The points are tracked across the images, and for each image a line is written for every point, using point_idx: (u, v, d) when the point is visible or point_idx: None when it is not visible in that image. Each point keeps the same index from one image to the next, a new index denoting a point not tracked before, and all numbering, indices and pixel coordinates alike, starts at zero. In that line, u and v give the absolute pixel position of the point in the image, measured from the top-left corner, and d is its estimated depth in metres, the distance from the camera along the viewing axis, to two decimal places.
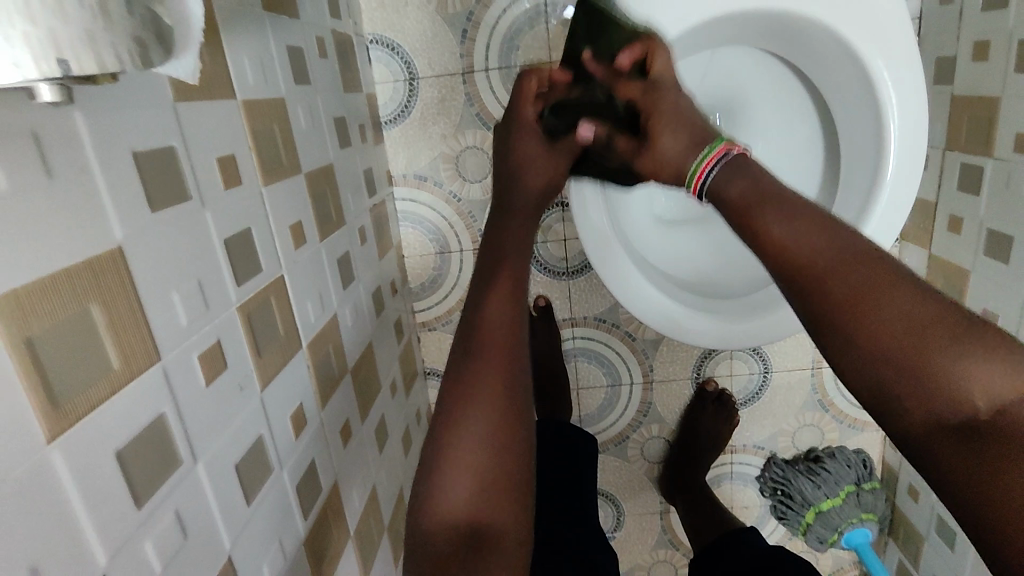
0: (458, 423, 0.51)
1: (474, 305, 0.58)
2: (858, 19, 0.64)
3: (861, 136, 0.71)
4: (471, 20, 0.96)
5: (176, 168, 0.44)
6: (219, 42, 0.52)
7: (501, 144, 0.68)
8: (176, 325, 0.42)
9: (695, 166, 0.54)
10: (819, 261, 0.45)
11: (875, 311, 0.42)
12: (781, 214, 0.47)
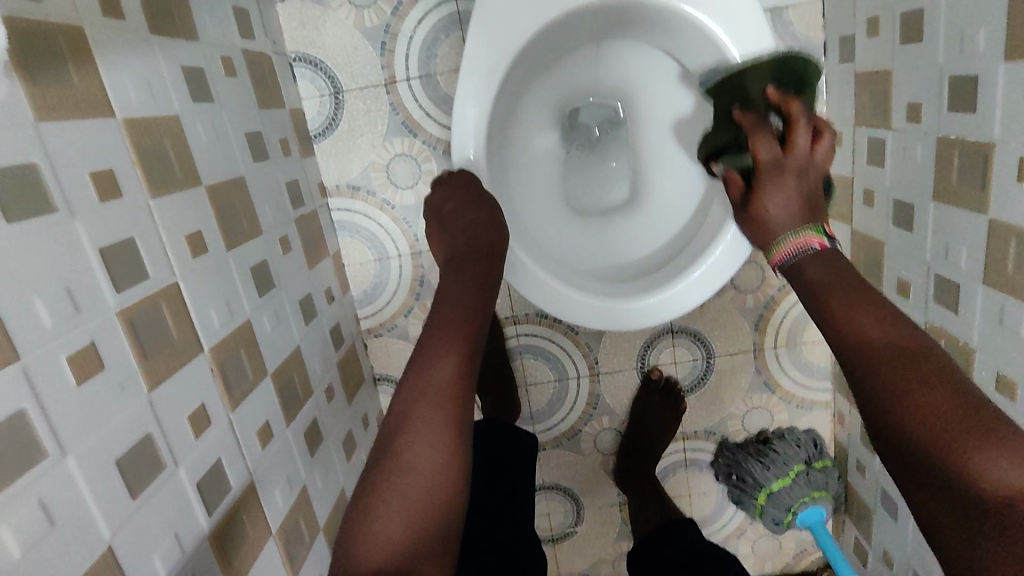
0: (413, 431, 0.58)
1: (427, 362, 0.62)
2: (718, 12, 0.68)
3: None
4: (389, 32, 0.99)
5: (39, 184, 0.47)
6: (94, 66, 0.55)
7: (444, 188, 0.76)
8: (39, 327, 0.45)
9: (784, 240, 0.60)
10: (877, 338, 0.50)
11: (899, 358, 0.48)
12: (879, 363, 0.49)
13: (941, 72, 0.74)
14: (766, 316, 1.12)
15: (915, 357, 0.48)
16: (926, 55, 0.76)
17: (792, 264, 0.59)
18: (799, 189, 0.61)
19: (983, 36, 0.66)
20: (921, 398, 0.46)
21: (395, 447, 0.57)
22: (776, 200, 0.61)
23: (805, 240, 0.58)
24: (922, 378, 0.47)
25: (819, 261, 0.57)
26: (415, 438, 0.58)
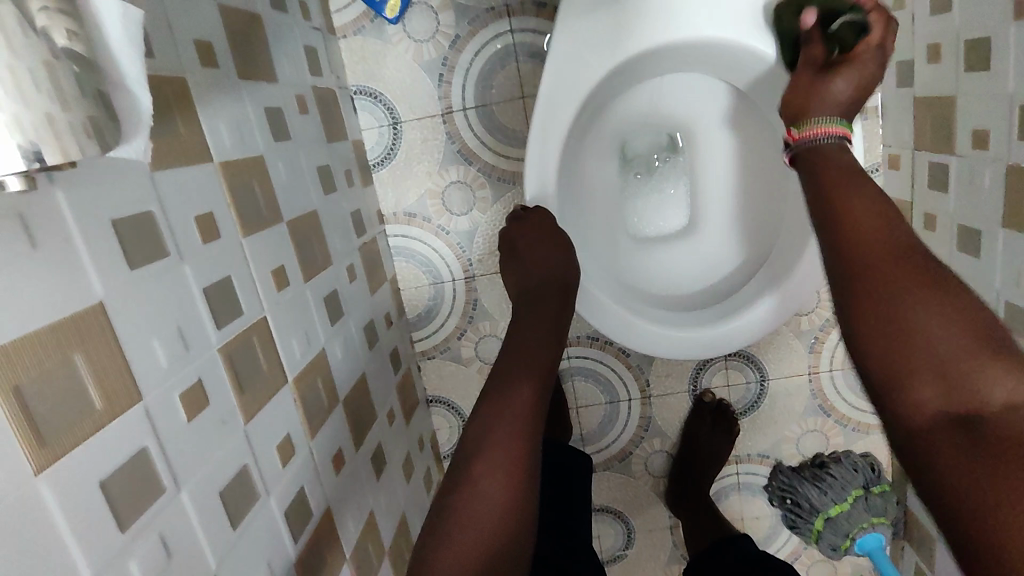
0: (486, 459, 0.60)
1: (499, 396, 0.66)
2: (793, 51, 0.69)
3: None
4: (446, 64, 1.01)
5: (154, 232, 0.50)
6: (195, 114, 0.58)
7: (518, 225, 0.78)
8: (157, 367, 0.48)
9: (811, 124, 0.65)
10: (872, 238, 0.53)
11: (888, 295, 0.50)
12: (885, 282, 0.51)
13: (1011, 101, 0.73)
14: (821, 338, 1.11)
15: (908, 269, 0.51)
16: (995, 82, 0.75)
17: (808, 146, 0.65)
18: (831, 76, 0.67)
19: None
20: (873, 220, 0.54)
21: (471, 475, 0.60)
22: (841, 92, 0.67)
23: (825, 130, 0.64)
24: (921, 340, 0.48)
25: (837, 152, 0.62)
26: (486, 470, 0.60)
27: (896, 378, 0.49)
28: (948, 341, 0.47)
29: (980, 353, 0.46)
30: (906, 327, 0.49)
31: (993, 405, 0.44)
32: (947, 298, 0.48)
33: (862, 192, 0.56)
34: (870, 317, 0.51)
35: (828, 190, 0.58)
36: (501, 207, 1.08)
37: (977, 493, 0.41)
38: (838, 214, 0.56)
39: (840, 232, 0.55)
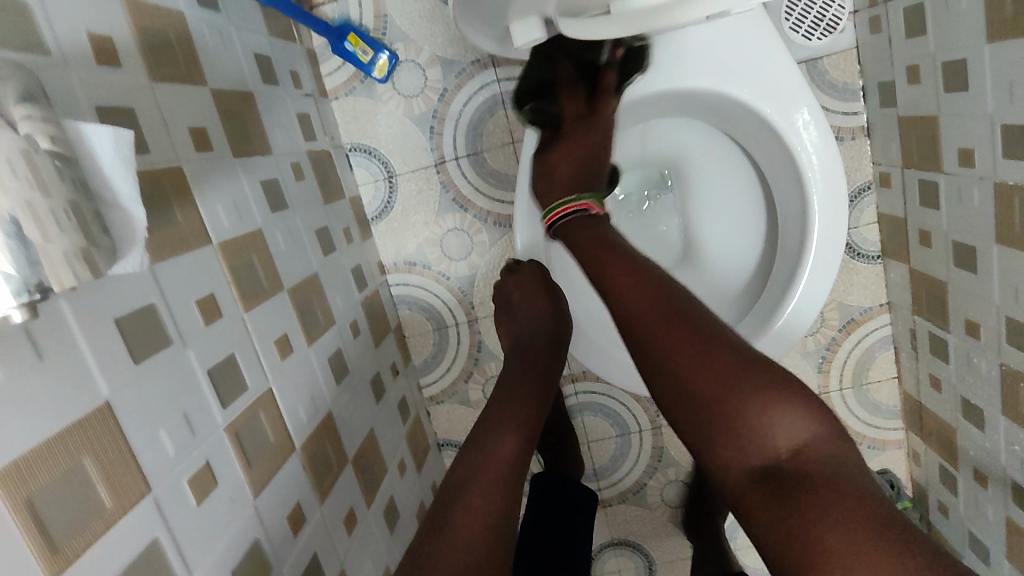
0: (465, 500, 0.55)
1: (491, 435, 0.61)
2: (767, 92, 0.71)
3: (787, 185, 0.76)
4: (436, 117, 1.04)
5: (156, 322, 0.52)
6: (192, 201, 0.61)
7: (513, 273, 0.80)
8: (165, 456, 0.49)
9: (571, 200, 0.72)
10: (638, 310, 0.57)
11: (680, 356, 0.53)
12: (685, 340, 0.54)
13: (991, 120, 0.74)
14: (828, 357, 1.11)
15: (682, 327, 0.54)
16: (975, 103, 0.76)
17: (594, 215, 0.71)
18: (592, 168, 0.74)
19: None
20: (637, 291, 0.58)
21: (446, 518, 0.53)
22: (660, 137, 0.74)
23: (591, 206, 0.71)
24: (722, 399, 0.51)
25: (583, 229, 0.68)
26: (466, 511, 0.54)
27: (699, 425, 0.51)
28: (714, 386, 0.51)
29: (744, 393, 0.50)
30: (688, 385, 0.52)
31: (779, 448, 0.48)
32: (700, 349, 0.53)
33: (630, 268, 0.61)
34: (664, 376, 0.54)
35: (605, 267, 0.62)
36: (498, 250, 1.09)
37: (782, 534, 0.45)
38: (619, 276, 0.60)
39: (618, 298, 0.59)
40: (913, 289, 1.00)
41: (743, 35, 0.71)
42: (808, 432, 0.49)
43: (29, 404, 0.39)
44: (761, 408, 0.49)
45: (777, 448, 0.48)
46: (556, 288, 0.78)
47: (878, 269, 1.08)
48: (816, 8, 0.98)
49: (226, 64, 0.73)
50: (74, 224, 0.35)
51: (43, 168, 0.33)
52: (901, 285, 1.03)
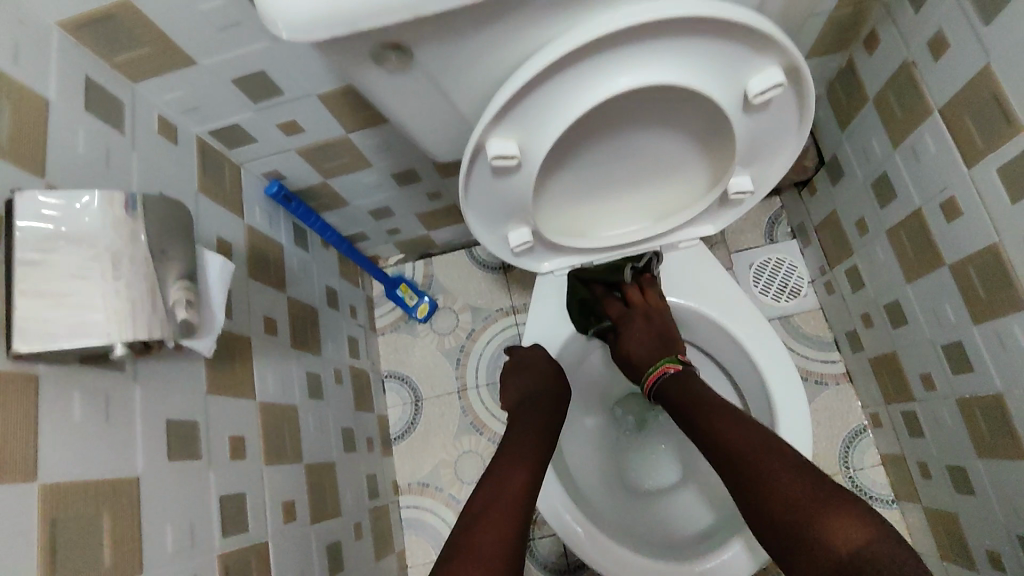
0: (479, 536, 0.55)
1: (491, 474, 0.63)
2: (711, 297, 0.79)
3: (748, 383, 0.80)
4: (463, 350, 1.22)
5: (194, 439, 0.62)
6: (250, 366, 0.75)
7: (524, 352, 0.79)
8: (163, 552, 0.54)
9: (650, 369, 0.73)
10: (724, 430, 0.61)
11: (757, 468, 0.56)
12: (746, 456, 0.58)
13: (934, 345, 0.85)
14: None
15: (753, 443, 0.58)
16: (916, 333, 0.88)
17: (675, 375, 0.70)
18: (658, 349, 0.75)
19: (951, 311, 0.79)
20: (732, 425, 0.61)
21: (455, 552, 0.54)
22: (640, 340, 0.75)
23: (663, 367, 0.72)
24: (822, 498, 0.52)
25: (680, 384, 0.69)
26: (473, 547, 0.54)
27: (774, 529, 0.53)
28: (787, 502, 0.53)
29: (801, 508, 0.52)
30: (776, 492, 0.54)
31: (839, 547, 0.48)
32: (775, 460, 0.56)
33: (726, 412, 0.62)
34: (740, 483, 0.57)
35: (696, 409, 0.65)
36: None
37: None
38: (697, 407, 0.65)
39: (698, 425, 0.63)
40: (932, 532, 0.96)
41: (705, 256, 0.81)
42: (871, 532, 0.48)
43: (85, 449, 0.49)
44: (838, 524, 0.50)
45: (835, 543, 0.49)
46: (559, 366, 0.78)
47: (895, 515, 1.05)
48: (779, 277, 1.19)
49: (303, 284, 0.96)
50: (161, 297, 0.50)
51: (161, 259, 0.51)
52: (921, 529, 0.99)
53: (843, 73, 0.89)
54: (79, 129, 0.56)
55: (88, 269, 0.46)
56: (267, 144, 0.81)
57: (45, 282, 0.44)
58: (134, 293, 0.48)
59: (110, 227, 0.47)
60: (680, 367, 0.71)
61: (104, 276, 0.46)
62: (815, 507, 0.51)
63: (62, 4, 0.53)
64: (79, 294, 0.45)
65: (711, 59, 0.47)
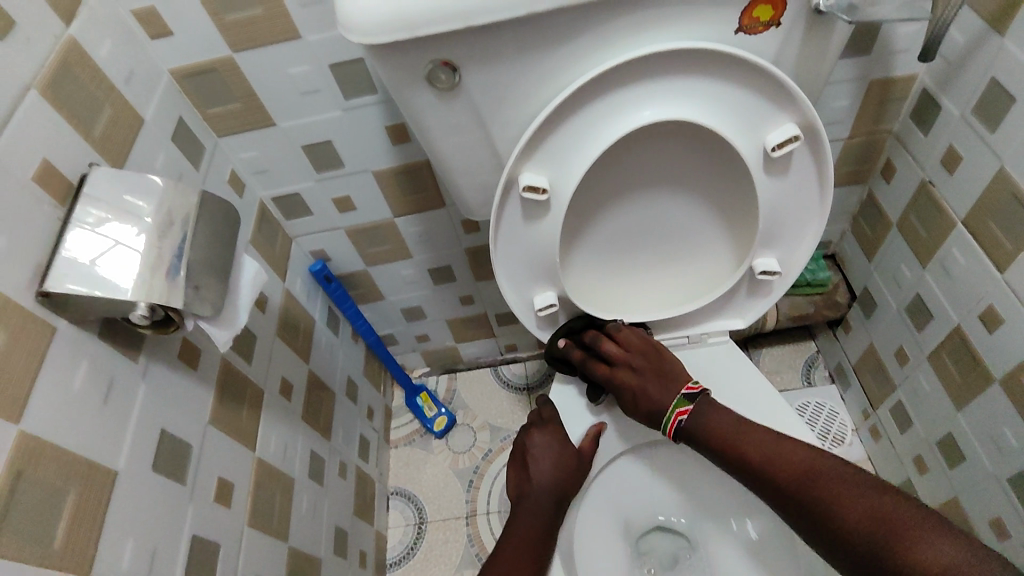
0: None
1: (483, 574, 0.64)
2: (741, 398, 0.74)
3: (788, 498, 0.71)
4: (477, 471, 1.14)
5: (184, 461, 0.58)
6: (258, 417, 0.72)
7: (546, 415, 0.75)
8: (115, 564, 0.48)
9: (668, 413, 0.63)
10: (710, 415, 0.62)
11: (721, 425, 0.61)
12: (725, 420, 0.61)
13: (998, 480, 0.76)
14: None
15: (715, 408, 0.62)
16: (976, 468, 0.80)
17: (689, 424, 0.62)
18: (660, 374, 0.66)
19: (1010, 434, 0.72)
20: (778, 451, 0.57)
21: None
22: (640, 387, 0.66)
23: (673, 417, 0.63)
24: (767, 443, 0.58)
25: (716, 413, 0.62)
26: None
27: (846, 546, 0.50)
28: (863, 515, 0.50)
29: (753, 452, 0.58)
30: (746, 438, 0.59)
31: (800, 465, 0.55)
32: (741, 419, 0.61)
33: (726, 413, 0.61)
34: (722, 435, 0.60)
35: (709, 430, 0.61)
36: None
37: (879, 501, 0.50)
38: (741, 443, 0.59)
39: (746, 462, 0.58)
40: None
41: (730, 359, 0.77)
42: (794, 461, 0.56)
43: (74, 420, 0.47)
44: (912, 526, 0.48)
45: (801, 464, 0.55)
46: (585, 440, 0.74)
47: None
48: (819, 422, 1.12)
49: (326, 365, 0.96)
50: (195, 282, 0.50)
51: (202, 252, 0.52)
52: None
53: (865, 206, 0.94)
54: (162, 152, 0.63)
55: (119, 246, 0.48)
56: (321, 220, 0.87)
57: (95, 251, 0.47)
58: (162, 271, 0.48)
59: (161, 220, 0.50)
60: (692, 408, 0.62)
61: (135, 252, 0.48)
62: (765, 442, 0.58)
63: (181, 55, 0.65)
64: (105, 266, 0.47)
65: (727, 105, 0.52)
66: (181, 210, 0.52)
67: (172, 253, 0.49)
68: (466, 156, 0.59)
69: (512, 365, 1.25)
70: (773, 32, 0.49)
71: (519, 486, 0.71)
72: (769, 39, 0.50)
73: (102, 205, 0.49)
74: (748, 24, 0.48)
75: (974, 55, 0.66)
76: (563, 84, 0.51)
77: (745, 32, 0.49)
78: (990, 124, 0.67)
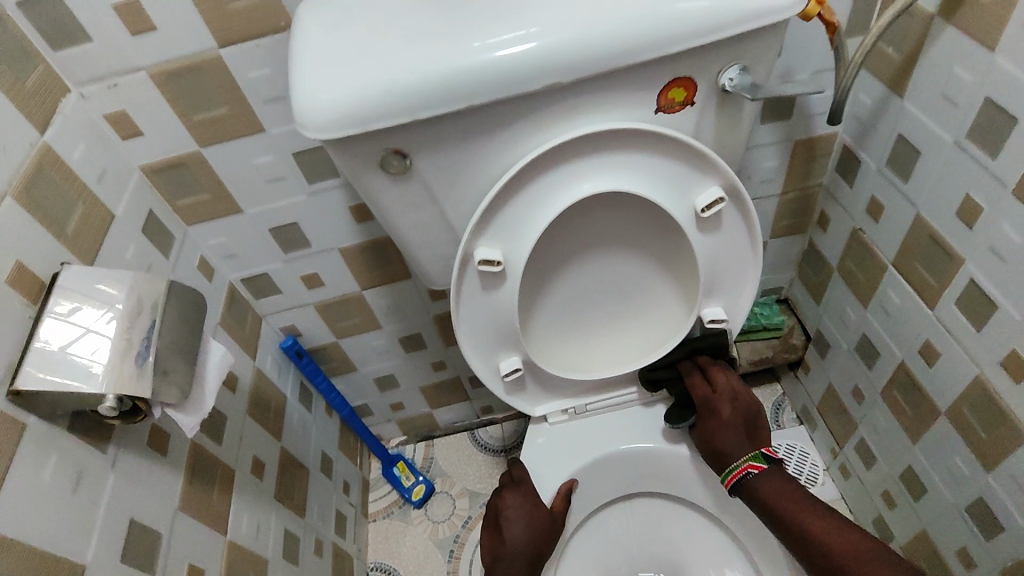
0: None
1: None
2: None
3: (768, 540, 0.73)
4: (457, 540, 1.13)
5: (154, 549, 0.58)
6: (230, 499, 0.72)
7: (518, 474, 0.76)
8: None
9: (735, 462, 0.69)
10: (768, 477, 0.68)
11: (777, 483, 0.67)
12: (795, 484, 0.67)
13: (958, 508, 0.78)
14: None
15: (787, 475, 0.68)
16: (938, 499, 0.82)
17: (754, 477, 0.68)
18: (750, 430, 0.71)
19: (962, 462, 0.75)
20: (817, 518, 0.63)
21: None
22: (736, 427, 0.70)
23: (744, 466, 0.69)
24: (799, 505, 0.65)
25: (780, 481, 0.67)
26: None
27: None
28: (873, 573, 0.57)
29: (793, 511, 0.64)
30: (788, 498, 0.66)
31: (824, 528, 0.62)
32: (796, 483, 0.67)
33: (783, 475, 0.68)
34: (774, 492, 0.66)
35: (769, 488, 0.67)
36: None
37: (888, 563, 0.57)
38: (793, 503, 0.65)
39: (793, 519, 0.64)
40: None
41: None
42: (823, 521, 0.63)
43: (41, 515, 0.47)
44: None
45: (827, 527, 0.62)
46: (556, 499, 0.75)
47: None
48: (792, 464, 1.14)
49: (300, 441, 0.96)
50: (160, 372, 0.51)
51: (166, 340, 0.53)
52: None
53: (807, 253, 1.00)
54: (131, 244, 0.66)
55: (87, 338, 0.49)
56: (290, 297, 0.90)
57: (64, 344, 0.48)
58: (131, 361, 0.49)
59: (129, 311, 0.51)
60: (765, 466, 0.68)
61: (105, 341, 0.49)
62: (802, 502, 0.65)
63: (150, 153, 0.68)
64: (74, 360, 0.48)
65: (658, 175, 0.57)
66: (149, 299, 0.53)
67: (141, 338, 0.51)
68: (422, 233, 0.63)
69: (488, 428, 1.26)
70: (689, 110, 0.55)
71: (495, 551, 0.72)
72: (686, 115, 0.55)
73: (71, 295, 0.51)
74: (666, 104, 0.54)
75: (880, 115, 0.74)
76: (504, 164, 0.56)
77: (663, 111, 0.54)
78: (902, 175, 0.73)
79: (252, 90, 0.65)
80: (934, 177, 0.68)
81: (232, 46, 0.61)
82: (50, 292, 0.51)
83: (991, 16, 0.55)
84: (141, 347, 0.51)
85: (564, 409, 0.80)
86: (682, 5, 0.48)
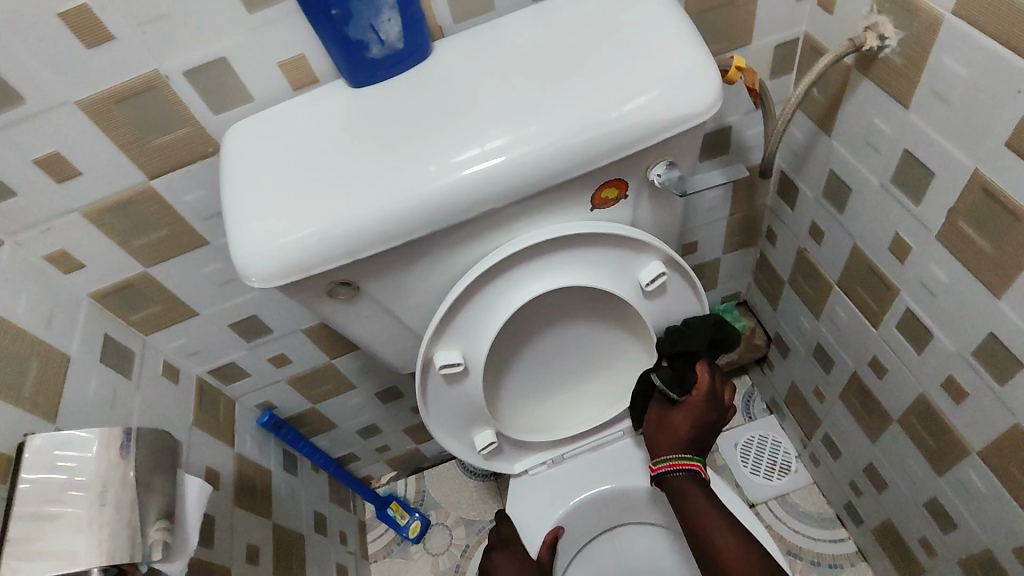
0: None
1: None
2: None
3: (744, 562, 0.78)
4: (459, 570, 1.17)
5: None
6: None
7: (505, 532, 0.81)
8: None
9: (675, 456, 0.68)
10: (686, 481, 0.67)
11: (694, 496, 0.67)
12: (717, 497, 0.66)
13: (916, 503, 0.84)
14: None
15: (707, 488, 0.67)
16: (898, 493, 0.88)
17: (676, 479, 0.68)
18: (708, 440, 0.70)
19: (916, 465, 0.80)
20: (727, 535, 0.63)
21: None
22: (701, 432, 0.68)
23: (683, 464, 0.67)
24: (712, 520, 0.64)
25: (700, 494, 0.67)
26: None
27: None
28: None
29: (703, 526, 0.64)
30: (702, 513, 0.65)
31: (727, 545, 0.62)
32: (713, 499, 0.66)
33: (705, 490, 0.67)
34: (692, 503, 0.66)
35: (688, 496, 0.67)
36: None
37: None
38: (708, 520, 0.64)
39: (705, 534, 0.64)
40: None
41: None
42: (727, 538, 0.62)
43: None
44: None
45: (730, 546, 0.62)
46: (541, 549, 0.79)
47: None
48: (766, 455, 1.20)
49: (291, 509, 0.98)
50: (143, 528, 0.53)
51: (144, 491, 0.54)
52: None
53: (760, 263, 1.03)
54: (92, 377, 0.65)
55: (64, 510, 0.50)
56: (259, 377, 0.90)
57: (41, 519, 0.49)
58: (111, 526, 0.50)
59: (102, 474, 0.52)
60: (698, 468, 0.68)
61: (81, 512, 0.50)
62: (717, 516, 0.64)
63: (95, 280, 0.67)
64: (53, 536, 0.49)
65: (599, 262, 0.59)
66: (121, 451, 0.54)
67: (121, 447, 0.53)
68: (380, 337, 0.63)
69: None
70: (623, 200, 0.57)
71: None
72: (620, 205, 0.57)
73: (36, 471, 0.51)
74: (601, 200, 0.56)
75: (812, 148, 0.76)
76: (450, 275, 0.57)
77: (599, 205, 0.56)
78: (838, 205, 0.75)
79: (189, 210, 0.64)
80: (866, 212, 0.70)
81: (162, 176, 0.60)
82: (15, 472, 0.50)
83: (902, 76, 0.57)
84: (120, 507, 0.51)
85: (540, 459, 0.82)
86: (605, 123, 0.49)
